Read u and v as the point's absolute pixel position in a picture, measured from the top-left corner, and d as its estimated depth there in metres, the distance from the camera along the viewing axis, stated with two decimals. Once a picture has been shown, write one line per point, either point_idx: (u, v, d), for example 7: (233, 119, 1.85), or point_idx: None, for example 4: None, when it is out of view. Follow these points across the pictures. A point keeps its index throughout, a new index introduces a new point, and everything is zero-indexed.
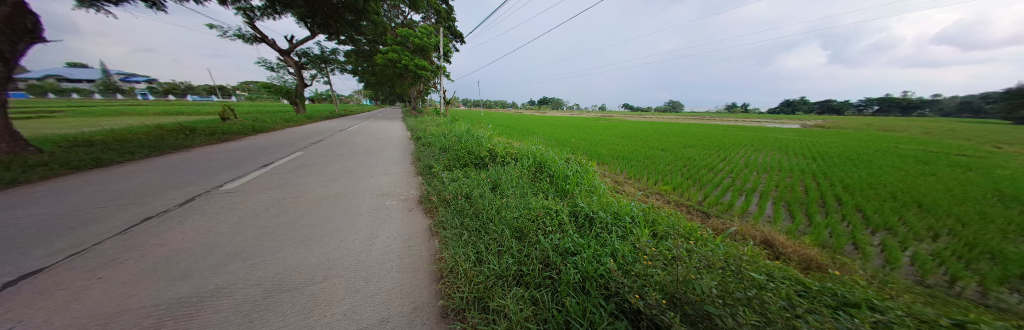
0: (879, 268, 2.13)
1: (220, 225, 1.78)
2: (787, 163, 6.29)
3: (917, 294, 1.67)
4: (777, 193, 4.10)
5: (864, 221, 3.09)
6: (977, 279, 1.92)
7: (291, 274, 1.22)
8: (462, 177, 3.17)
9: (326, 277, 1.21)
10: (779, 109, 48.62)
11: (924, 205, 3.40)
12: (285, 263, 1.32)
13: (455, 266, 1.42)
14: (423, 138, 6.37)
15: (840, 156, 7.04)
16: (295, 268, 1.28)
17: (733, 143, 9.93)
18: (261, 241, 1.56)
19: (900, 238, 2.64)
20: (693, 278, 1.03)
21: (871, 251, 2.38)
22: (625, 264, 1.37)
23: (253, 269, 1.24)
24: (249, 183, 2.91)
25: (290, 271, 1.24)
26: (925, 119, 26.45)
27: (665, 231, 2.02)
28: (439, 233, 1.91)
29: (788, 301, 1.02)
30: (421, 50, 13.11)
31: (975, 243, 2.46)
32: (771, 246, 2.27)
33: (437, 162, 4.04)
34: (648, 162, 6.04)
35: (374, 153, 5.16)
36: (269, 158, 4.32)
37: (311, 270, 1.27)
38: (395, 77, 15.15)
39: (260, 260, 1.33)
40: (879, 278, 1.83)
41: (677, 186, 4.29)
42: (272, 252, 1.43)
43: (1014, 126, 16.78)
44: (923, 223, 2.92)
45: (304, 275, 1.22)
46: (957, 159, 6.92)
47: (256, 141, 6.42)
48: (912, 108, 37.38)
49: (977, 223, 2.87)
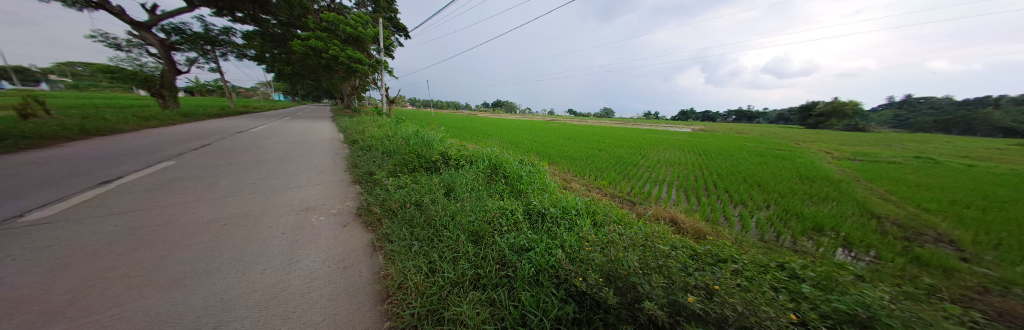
0: (742, 232, 2.95)
1: (19, 272, 1.18)
2: (685, 158, 8.05)
3: (759, 247, 2.41)
4: (679, 181, 5.21)
5: (731, 198, 4.23)
6: (788, 234, 2.88)
7: (161, 328, 0.88)
8: (410, 183, 2.95)
9: (221, 323, 0.93)
10: (681, 117, 61.38)
11: (762, 184, 4.87)
12: (149, 310, 0.95)
13: (405, 280, 1.34)
14: (363, 140, 5.65)
15: (717, 152, 9.41)
16: (169, 317, 0.93)
17: (651, 143, 12.08)
18: (107, 282, 1.10)
19: (750, 208, 3.73)
20: (622, 256, 1.25)
21: (734, 220, 3.26)
22: (571, 253, 1.55)
23: (93, 327, 0.85)
24: (80, 208, 2.03)
25: (161, 323, 0.90)
26: (763, 126, 37.31)
27: (602, 219, 2.37)
28: (384, 246, 1.75)
29: (684, 263, 1.33)
30: (355, 41, 11.54)
31: (789, 208, 3.66)
32: (675, 223, 2.88)
33: (381, 168, 3.65)
34: (589, 160, 6.80)
35: (293, 159, 4.33)
36: (120, 171, 3.12)
37: (196, 316, 0.95)
38: (321, 68, 12.92)
39: (103, 313, 0.92)
40: (739, 239, 2.55)
41: (612, 180, 5.02)
42: (125, 297, 1.01)
43: (805, 131, 25.33)
44: (763, 197, 4.17)
45: (182, 325, 0.90)
46: (779, 152, 10.11)
47: (93, 147, 4.58)
48: (755, 118, 52.50)
49: (788, 195, 4.27)
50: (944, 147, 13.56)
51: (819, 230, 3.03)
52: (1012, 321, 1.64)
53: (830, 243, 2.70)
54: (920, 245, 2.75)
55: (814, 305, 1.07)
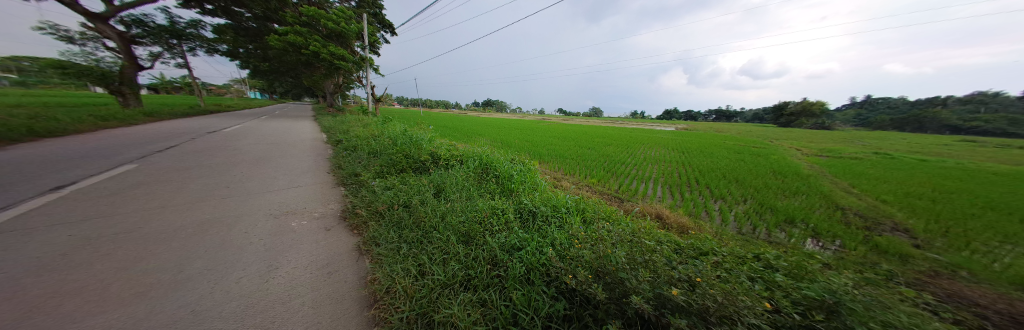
0: (722, 225, 3.10)
1: None
2: (670, 156, 8.34)
3: (737, 239, 2.54)
4: (664, 178, 5.39)
5: (712, 193, 4.42)
6: (763, 226, 3.06)
7: None
8: (397, 184, 2.88)
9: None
10: (665, 116, 63.54)
11: (740, 180, 5.13)
12: (109, 325, 0.88)
13: (393, 284, 1.31)
14: (347, 140, 5.46)
15: (699, 150, 9.80)
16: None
17: (637, 142, 12.43)
18: (58, 295, 0.99)
19: (729, 203, 3.92)
20: (610, 252, 1.28)
21: (715, 214, 3.42)
22: (562, 250, 1.57)
23: None
24: (27, 215, 1.84)
25: None
26: (741, 125, 39.22)
27: (591, 216, 2.42)
28: (371, 249, 1.71)
29: (669, 257, 1.38)
30: (337, 36, 11.09)
31: (764, 202, 3.88)
32: (660, 218, 2.98)
33: (368, 169, 3.54)
34: (578, 159, 6.90)
35: (271, 161, 4.11)
36: (74, 175, 2.85)
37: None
38: (301, 65, 12.33)
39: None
40: (719, 233, 2.68)
41: (600, 178, 5.12)
42: (80, 311, 0.93)
43: (778, 129, 26.89)
44: (741, 192, 4.39)
45: None
46: (756, 150, 10.69)
47: (40, 149, 4.14)
48: (733, 117, 55.19)
49: (764, 190, 4.53)
50: (898, 144, 14.80)
51: (791, 223, 3.23)
52: (954, 300, 1.82)
53: (801, 234, 2.89)
54: (878, 234, 2.99)
55: (787, 293, 1.14)
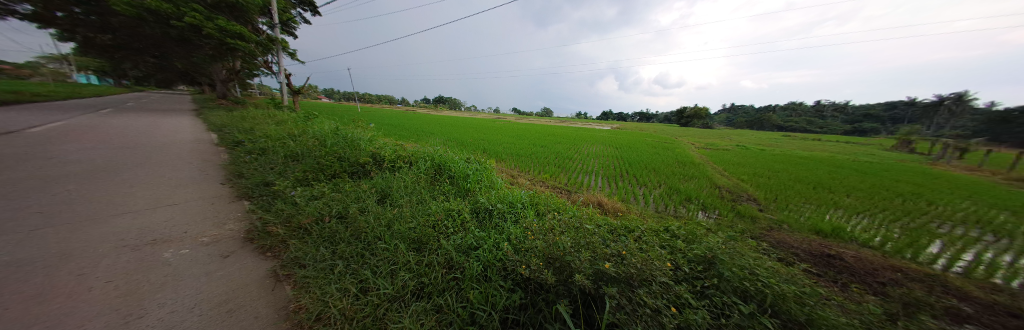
0: (646, 207, 3.75)
1: None
2: (606, 151, 9.57)
3: (656, 217, 3.14)
4: (603, 170, 6.15)
5: (640, 181, 5.26)
6: (673, 205, 3.84)
7: None
8: (329, 193, 2.49)
9: None
10: (602, 117, 72.08)
11: (659, 169, 6.27)
12: None
13: (327, 308, 1.15)
14: (255, 141, 4.41)
15: (627, 145, 11.53)
16: None
17: (581, 140, 13.79)
18: None
19: (650, 188, 4.74)
20: (558, 240, 1.42)
21: (641, 198, 4.10)
22: (516, 244, 1.64)
23: None
24: None
25: None
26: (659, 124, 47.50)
27: (543, 209, 2.60)
28: (294, 274, 1.45)
29: (605, 238, 1.60)
30: (230, 8, 8.71)
31: (673, 186, 4.83)
32: (601, 205, 3.43)
33: (287, 176, 2.95)
34: (532, 156, 7.25)
35: (131, 171, 3.03)
36: None
37: None
38: (171, 42, 9.23)
39: None
40: (643, 213, 3.26)
41: (552, 173, 5.53)
42: None
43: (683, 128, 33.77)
44: (659, 179, 5.35)
45: None
46: (667, 144, 13.22)
47: None
48: (652, 118, 66.33)
49: (675, 176, 5.64)
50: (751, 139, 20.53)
51: (690, 200, 4.14)
52: (781, 245, 2.69)
53: (696, 208, 3.75)
54: (740, 204, 4.13)
55: (684, 253, 1.48)
